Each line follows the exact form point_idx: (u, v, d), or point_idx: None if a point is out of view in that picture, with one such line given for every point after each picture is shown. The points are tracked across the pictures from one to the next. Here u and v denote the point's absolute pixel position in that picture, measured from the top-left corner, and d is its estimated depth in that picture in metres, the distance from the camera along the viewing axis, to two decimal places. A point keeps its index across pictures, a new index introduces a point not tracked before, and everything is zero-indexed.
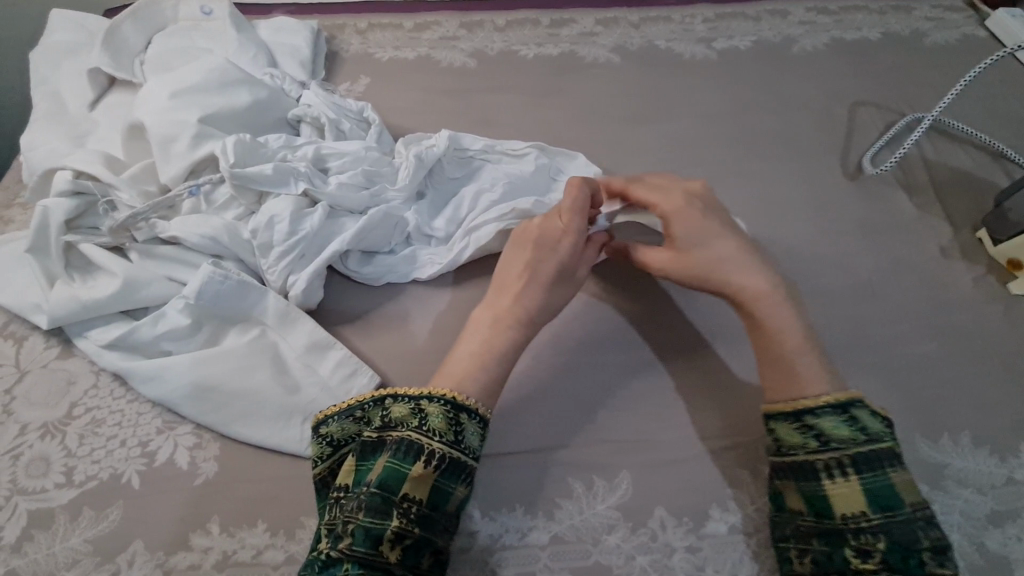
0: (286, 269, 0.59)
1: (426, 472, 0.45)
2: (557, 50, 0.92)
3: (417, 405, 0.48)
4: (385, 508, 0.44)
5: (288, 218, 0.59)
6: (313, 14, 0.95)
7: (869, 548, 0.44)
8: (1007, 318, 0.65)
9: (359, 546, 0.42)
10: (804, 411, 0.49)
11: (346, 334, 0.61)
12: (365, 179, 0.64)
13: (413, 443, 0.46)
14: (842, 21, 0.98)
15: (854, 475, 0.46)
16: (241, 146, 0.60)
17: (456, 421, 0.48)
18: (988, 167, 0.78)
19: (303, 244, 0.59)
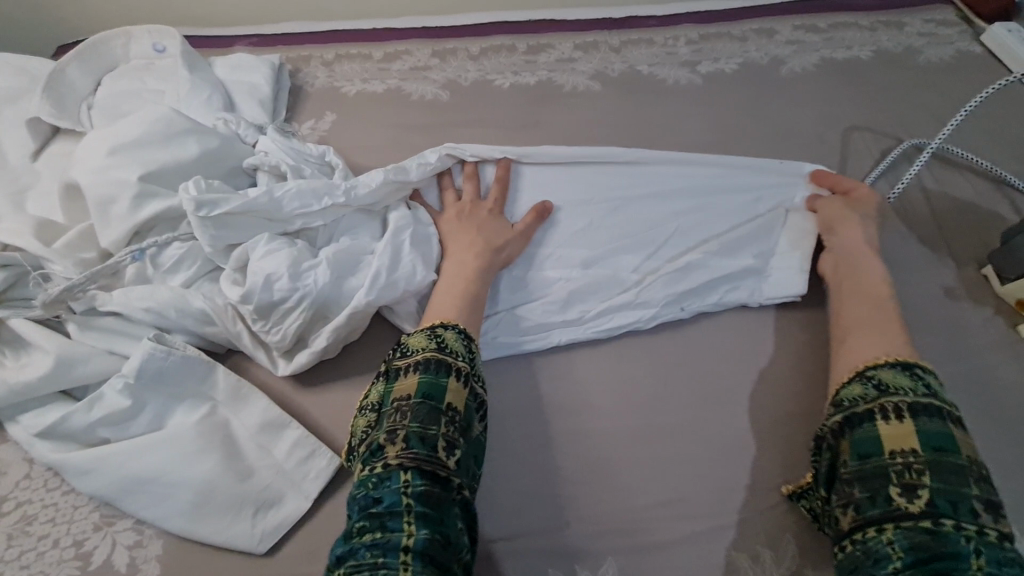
0: (294, 327, 0.55)
1: (462, 385, 0.48)
2: (534, 79, 0.87)
3: (434, 334, 0.51)
4: (434, 414, 0.45)
5: (287, 274, 0.54)
6: (276, 47, 0.90)
7: (914, 484, 0.43)
8: (1018, 365, 0.61)
9: (418, 449, 0.43)
10: (866, 368, 0.51)
11: (306, 407, 0.56)
12: (396, 254, 0.58)
13: (441, 360, 0.48)
14: (831, 40, 0.94)
15: (910, 419, 0.46)
16: (207, 185, 0.57)
17: (474, 350, 0.51)
18: (990, 196, 0.74)
19: (306, 299, 0.54)
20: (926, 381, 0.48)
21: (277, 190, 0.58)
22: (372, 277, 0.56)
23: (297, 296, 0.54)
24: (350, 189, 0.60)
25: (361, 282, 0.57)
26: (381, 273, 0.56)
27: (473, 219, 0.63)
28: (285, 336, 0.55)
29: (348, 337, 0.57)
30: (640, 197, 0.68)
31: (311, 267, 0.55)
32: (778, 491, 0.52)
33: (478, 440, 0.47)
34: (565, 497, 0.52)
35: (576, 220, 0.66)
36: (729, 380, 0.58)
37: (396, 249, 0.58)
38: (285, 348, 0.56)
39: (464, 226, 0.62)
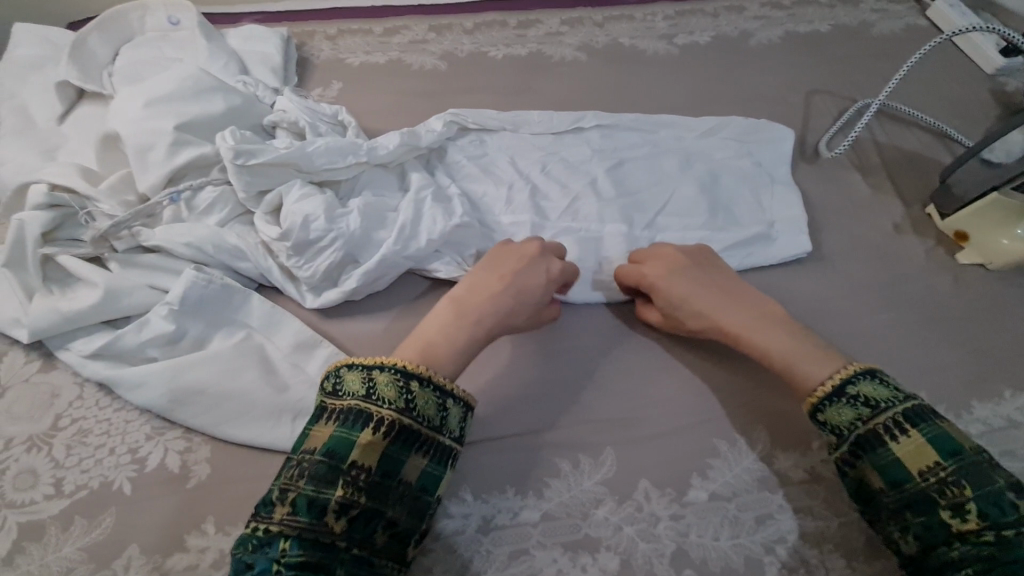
0: (327, 266, 0.60)
1: (375, 439, 0.47)
2: (525, 51, 0.94)
3: (368, 374, 0.49)
4: (330, 476, 0.45)
5: (323, 217, 0.60)
6: (282, 22, 0.95)
7: (960, 501, 0.44)
8: (958, 285, 0.69)
9: (302, 517, 0.44)
10: (844, 385, 0.51)
11: (333, 333, 0.62)
12: (418, 203, 0.65)
13: (361, 411, 0.47)
14: (794, 15, 1.03)
15: (915, 431, 0.48)
16: (241, 136, 0.62)
17: (408, 390, 0.49)
18: (934, 147, 0.83)
19: (341, 240, 0.60)
20: (890, 382, 0.51)
21: (309, 145, 0.63)
22: (401, 225, 0.63)
23: (330, 237, 0.60)
24: (374, 148, 0.67)
25: (390, 231, 0.63)
26: (405, 221, 0.63)
27: (507, 263, 0.59)
28: (315, 272, 0.60)
29: (379, 283, 0.63)
30: (629, 153, 0.78)
31: (343, 213, 0.61)
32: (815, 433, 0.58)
33: (394, 491, 0.47)
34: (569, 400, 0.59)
35: (572, 168, 0.76)
36: None
37: (418, 199, 0.66)
38: (316, 285, 0.62)
39: (492, 266, 0.59)
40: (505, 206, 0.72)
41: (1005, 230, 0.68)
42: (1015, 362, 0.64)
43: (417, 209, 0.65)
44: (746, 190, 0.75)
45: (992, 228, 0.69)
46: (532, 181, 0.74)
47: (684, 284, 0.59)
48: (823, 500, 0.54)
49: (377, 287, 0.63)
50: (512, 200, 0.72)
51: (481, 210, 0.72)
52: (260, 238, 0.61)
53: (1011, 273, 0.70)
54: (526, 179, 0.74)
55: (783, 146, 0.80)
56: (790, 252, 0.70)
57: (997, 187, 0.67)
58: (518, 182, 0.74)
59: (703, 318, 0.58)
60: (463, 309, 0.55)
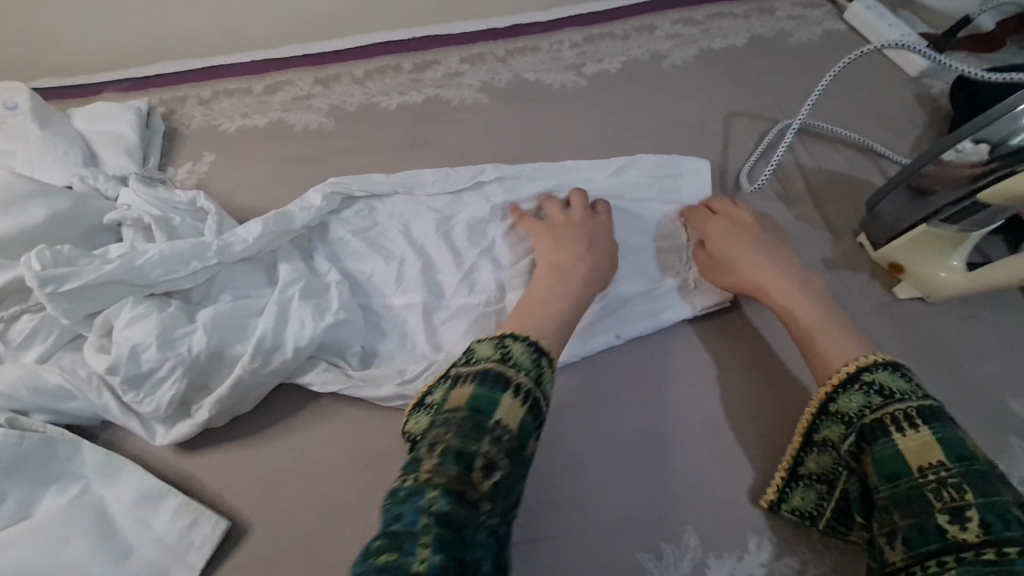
0: (170, 399, 0.51)
1: (516, 401, 0.44)
2: (421, 97, 0.86)
3: (502, 343, 0.48)
4: (478, 428, 0.41)
5: (156, 344, 0.51)
6: (148, 90, 0.86)
7: (959, 506, 0.39)
8: (897, 324, 0.63)
9: (453, 467, 0.39)
10: (857, 372, 0.48)
11: (191, 471, 0.53)
12: (281, 306, 0.56)
13: (502, 373, 0.45)
14: (708, 30, 0.97)
15: (926, 427, 0.42)
16: (54, 255, 0.52)
17: (542, 364, 0.48)
18: (861, 166, 0.77)
19: (181, 368, 0.51)
20: (915, 382, 0.47)
21: (139, 256, 0.54)
22: (258, 338, 0.54)
23: (169, 365, 0.51)
24: (224, 247, 0.58)
25: (247, 344, 0.54)
26: (263, 332, 0.54)
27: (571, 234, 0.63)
28: (158, 406, 0.51)
29: (240, 406, 0.54)
30: (535, 204, 0.70)
31: (185, 333, 0.52)
32: (756, 504, 0.52)
33: (523, 463, 0.43)
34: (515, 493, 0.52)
35: (470, 229, 0.67)
36: (625, 380, 0.59)
37: (282, 298, 0.57)
38: (163, 419, 0.53)
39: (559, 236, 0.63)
40: (393, 287, 0.63)
41: (941, 262, 0.62)
42: (967, 409, 0.57)
43: (279, 313, 0.56)
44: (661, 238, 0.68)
45: (928, 260, 0.62)
46: (425, 253, 0.66)
47: (749, 247, 0.62)
48: None
49: (241, 409, 0.55)
50: (401, 279, 0.63)
51: (368, 294, 0.63)
52: (90, 371, 0.52)
53: (952, 303, 0.64)
54: (418, 252, 0.65)
55: (703, 182, 0.73)
56: (707, 304, 0.63)
57: (925, 220, 0.61)
58: (409, 258, 0.65)
59: (751, 279, 0.60)
60: (552, 292, 0.56)
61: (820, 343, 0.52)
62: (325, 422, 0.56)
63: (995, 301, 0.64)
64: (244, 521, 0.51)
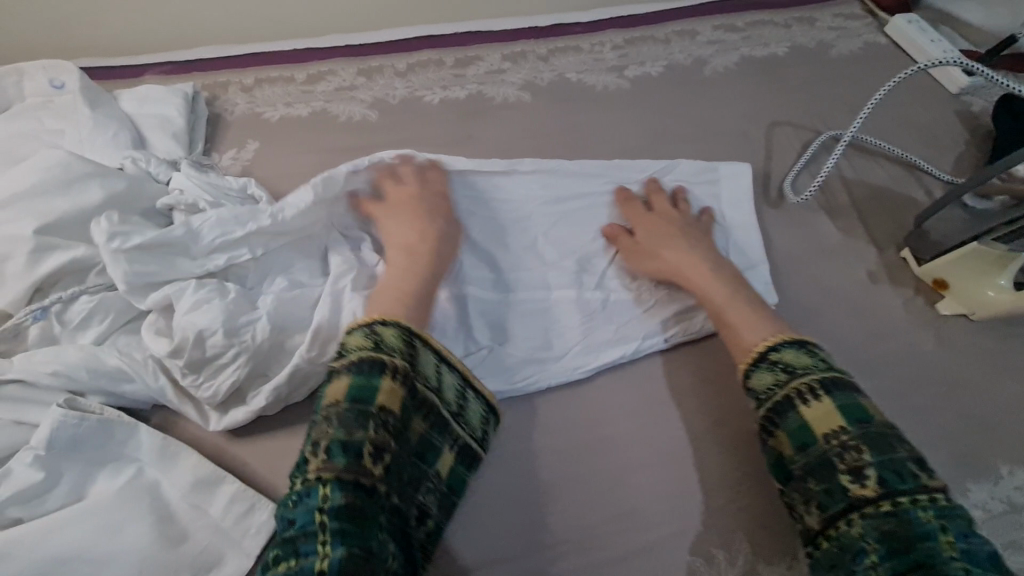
0: (229, 385, 0.51)
1: (395, 386, 0.47)
2: (464, 93, 0.86)
3: (370, 330, 0.49)
4: (360, 419, 0.45)
5: (221, 330, 0.51)
6: (191, 74, 0.86)
7: (859, 466, 0.44)
8: (939, 340, 0.64)
9: (340, 461, 0.43)
10: (766, 351, 0.53)
11: (244, 458, 0.53)
12: (335, 296, 0.57)
13: (375, 360, 0.47)
14: (749, 38, 0.97)
15: (826, 396, 0.48)
16: (120, 232, 0.52)
17: (412, 344, 0.49)
18: (903, 181, 0.78)
19: (243, 355, 0.51)
20: (816, 353, 0.52)
21: (204, 234, 0.55)
22: (316, 328, 0.54)
23: (232, 352, 0.51)
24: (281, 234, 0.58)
25: (305, 333, 0.54)
26: (321, 322, 0.54)
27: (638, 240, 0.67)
28: (217, 392, 0.51)
29: (296, 394, 0.55)
30: (578, 208, 0.72)
31: (248, 320, 0.52)
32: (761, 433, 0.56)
33: (412, 448, 0.47)
34: (519, 484, 0.54)
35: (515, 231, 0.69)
36: (669, 385, 0.60)
37: (337, 289, 0.57)
38: (220, 405, 0.53)
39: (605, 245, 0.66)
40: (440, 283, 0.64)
41: (988, 281, 0.62)
42: (1010, 429, 0.58)
43: (335, 303, 0.56)
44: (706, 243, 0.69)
45: (975, 278, 0.63)
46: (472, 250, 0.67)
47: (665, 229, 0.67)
48: None
49: (293, 397, 0.55)
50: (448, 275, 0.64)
51: None
52: (150, 353, 0.52)
53: (995, 322, 0.65)
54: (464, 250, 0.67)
55: (746, 191, 0.74)
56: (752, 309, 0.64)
57: (976, 237, 0.62)
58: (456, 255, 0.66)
59: (671, 262, 0.64)
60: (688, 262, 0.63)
61: (733, 321, 0.57)
62: None
63: None
64: None
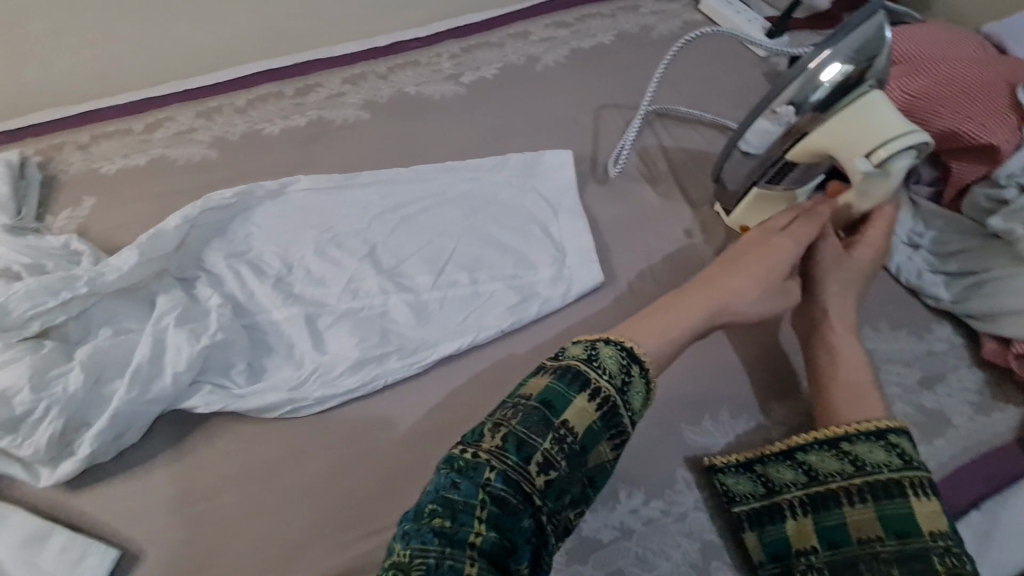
0: (45, 441, 0.52)
1: (590, 406, 0.44)
2: (305, 120, 0.89)
3: (592, 347, 0.47)
4: (544, 425, 0.42)
5: (26, 387, 0.51)
6: (23, 140, 0.86)
7: (960, 574, 0.42)
8: None
9: (512, 454, 0.41)
10: (885, 431, 0.49)
11: (78, 509, 0.54)
12: (158, 336, 0.58)
13: (581, 373, 0.45)
14: (578, 31, 1.04)
15: (936, 497, 0.46)
16: None
17: (629, 372, 0.46)
18: (715, 143, 0.85)
19: (55, 408, 0.52)
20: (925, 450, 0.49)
21: (6, 295, 0.55)
22: (135, 368, 0.55)
23: (42, 406, 0.51)
24: (95, 280, 0.58)
25: (126, 375, 0.55)
26: (139, 361, 0.55)
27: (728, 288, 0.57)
28: (36, 449, 0.52)
29: (131, 437, 0.56)
30: (412, 210, 0.76)
31: (61, 372, 0.53)
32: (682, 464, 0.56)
33: (586, 467, 0.44)
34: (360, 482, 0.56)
35: (353, 243, 0.73)
36: (502, 361, 0.64)
37: (160, 326, 0.59)
38: (44, 461, 0.53)
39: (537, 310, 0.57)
40: (275, 303, 0.66)
41: None
42: None
43: (159, 340, 0.58)
44: (530, 228, 0.74)
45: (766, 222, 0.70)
46: (308, 271, 0.70)
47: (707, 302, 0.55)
48: (635, 556, 0.51)
49: (126, 440, 0.56)
50: (283, 296, 0.67)
51: (253, 312, 0.66)
52: None
53: None
54: (303, 270, 0.70)
55: (570, 173, 0.79)
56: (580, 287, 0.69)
57: (754, 185, 0.68)
58: (293, 278, 0.70)
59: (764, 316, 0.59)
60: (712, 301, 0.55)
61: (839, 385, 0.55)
62: (215, 440, 0.58)
63: None
64: (135, 548, 0.52)
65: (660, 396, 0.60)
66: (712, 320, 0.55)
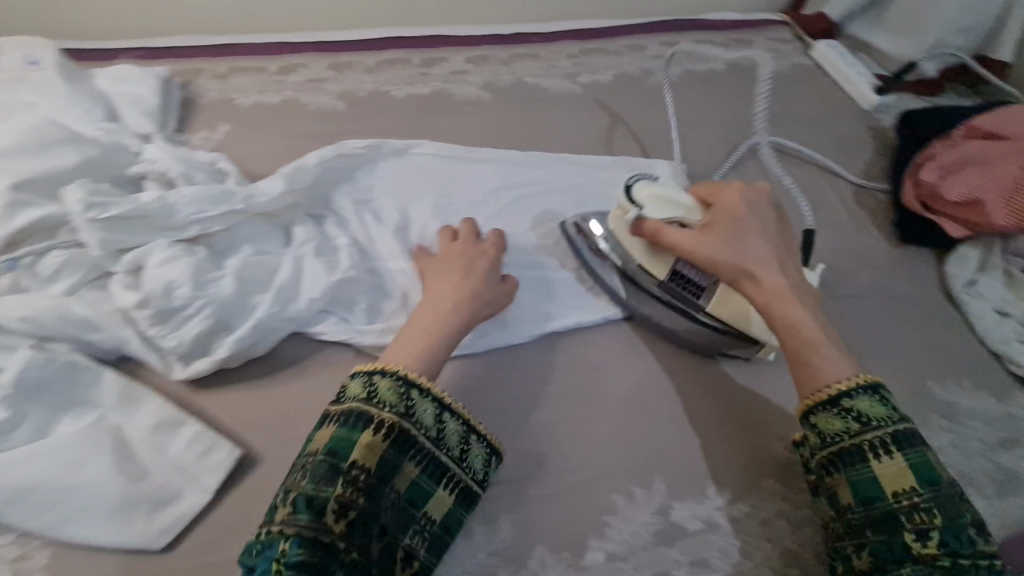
0: (191, 336, 0.55)
1: (376, 441, 0.48)
2: (429, 89, 0.93)
3: (403, 384, 0.51)
4: (330, 475, 0.46)
5: (189, 283, 0.55)
6: (164, 59, 0.90)
7: (926, 528, 0.47)
8: (839, 316, 0.73)
9: (303, 516, 0.44)
10: (840, 396, 0.52)
11: (202, 407, 0.57)
12: (296, 263, 0.62)
13: (362, 413, 0.48)
14: (691, 54, 1.07)
15: (899, 454, 0.50)
16: (96, 192, 0.58)
17: (410, 398, 0.50)
18: (817, 183, 0.88)
19: (208, 308, 0.55)
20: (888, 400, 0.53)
21: (173, 196, 0.59)
22: (278, 287, 0.59)
23: (198, 304, 0.55)
24: (249, 201, 0.62)
25: (268, 292, 0.59)
26: (282, 281, 0.59)
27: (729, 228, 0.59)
28: (181, 342, 0.55)
29: (258, 351, 0.59)
30: (527, 193, 0.79)
31: (215, 277, 0.57)
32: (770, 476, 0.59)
33: (415, 496, 0.49)
34: None
35: (469, 213, 0.76)
36: (604, 346, 0.66)
37: (298, 253, 0.62)
38: (181, 355, 0.56)
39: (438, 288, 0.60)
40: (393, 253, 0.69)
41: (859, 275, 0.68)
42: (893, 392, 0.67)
43: (297, 267, 0.61)
44: None
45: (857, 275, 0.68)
46: (424, 230, 0.73)
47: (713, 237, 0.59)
48: (719, 550, 0.54)
49: (254, 352, 0.59)
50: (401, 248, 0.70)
51: (373, 259, 0.69)
52: (116, 305, 0.55)
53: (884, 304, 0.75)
54: (419, 228, 0.73)
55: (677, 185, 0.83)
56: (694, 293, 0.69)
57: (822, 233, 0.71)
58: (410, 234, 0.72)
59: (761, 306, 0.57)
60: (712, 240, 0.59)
61: (813, 358, 0.54)
62: (333, 369, 0.61)
63: (919, 305, 0.75)
64: (254, 452, 0.55)
65: (750, 408, 0.63)
66: (721, 264, 0.58)
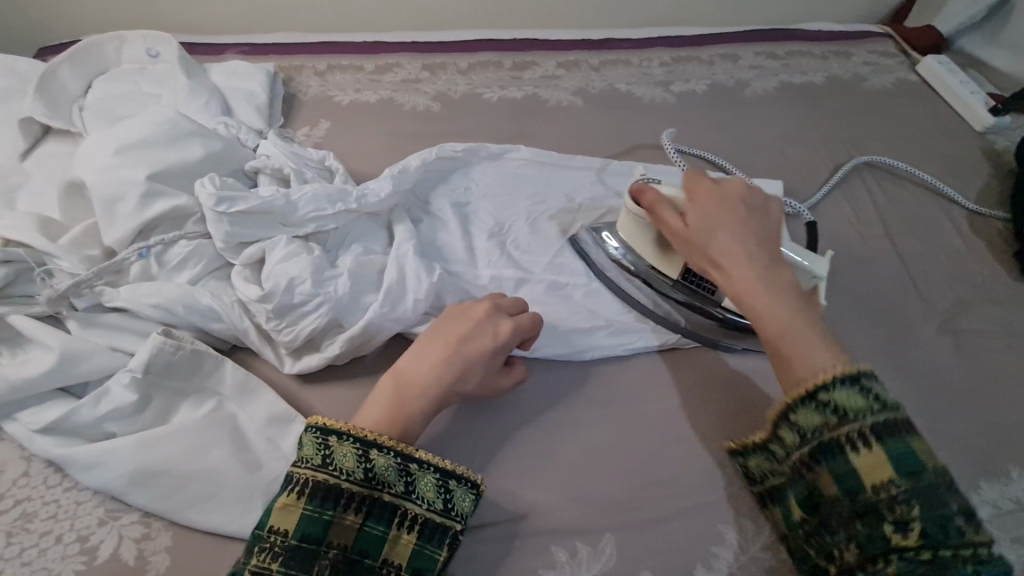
0: (305, 332, 0.56)
1: (292, 501, 0.44)
2: (521, 93, 0.92)
3: (324, 440, 0.46)
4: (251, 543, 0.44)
5: (309, 280, 0.56)
6: (268, 56, 0.93)
7: (905, 518, 0.41)
8: (957, 351, 0.68)
9: None
10: (817, 389, 0.46)
11: (312, 402, 0.58)
12: (403, 263, 0.61)
13: (286, 475, 0.46)
14: (788, 66, 1.03)
15: (877, 444, 0.44)
16: (222, 186, 0.59)
17: (366, 459, 0.46)
18: (929, 207, 0.83)
19: (323, 307, 0.56)
20: (873, 391, 0.46)
21: (294, 194, 0.60)
22: (389, 287, 0.58)
23: (316, 301, 0.56)
24: (361, 201, 0.63)
25: (379, 293, 0.59)
26: (392, 282, 0.59)
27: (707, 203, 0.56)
28: (296, 336, 0.56)
29: (366, 350, 0.59)
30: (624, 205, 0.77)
31: (331, 275, 0.57)
32: None
33: (364, 545, 0.45)
34: (566, 447, 0.58)
35: (566, 221, 0.75)
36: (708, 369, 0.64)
37: (406, 255, 0.62)
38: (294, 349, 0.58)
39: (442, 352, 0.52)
40: (493, 260, 0.69)
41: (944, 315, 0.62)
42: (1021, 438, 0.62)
43: (401, 265, 0.60)
44: None
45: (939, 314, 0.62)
46: (523, 237, 0.72)
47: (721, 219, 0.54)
48: None
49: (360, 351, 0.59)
50: (501, 257, 0.70)
51: (473, 264, 0.69)
52: (237, 296, 0.57)
53: (1007, 341, 0.70)
54: (518, 235, 0.72)
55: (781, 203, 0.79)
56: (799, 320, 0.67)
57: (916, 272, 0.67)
58: (509, 240, 0.72)
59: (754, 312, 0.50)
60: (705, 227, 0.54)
61: (788, 349, 0.48)
62: None
63: None
64: None
65: None
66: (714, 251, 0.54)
